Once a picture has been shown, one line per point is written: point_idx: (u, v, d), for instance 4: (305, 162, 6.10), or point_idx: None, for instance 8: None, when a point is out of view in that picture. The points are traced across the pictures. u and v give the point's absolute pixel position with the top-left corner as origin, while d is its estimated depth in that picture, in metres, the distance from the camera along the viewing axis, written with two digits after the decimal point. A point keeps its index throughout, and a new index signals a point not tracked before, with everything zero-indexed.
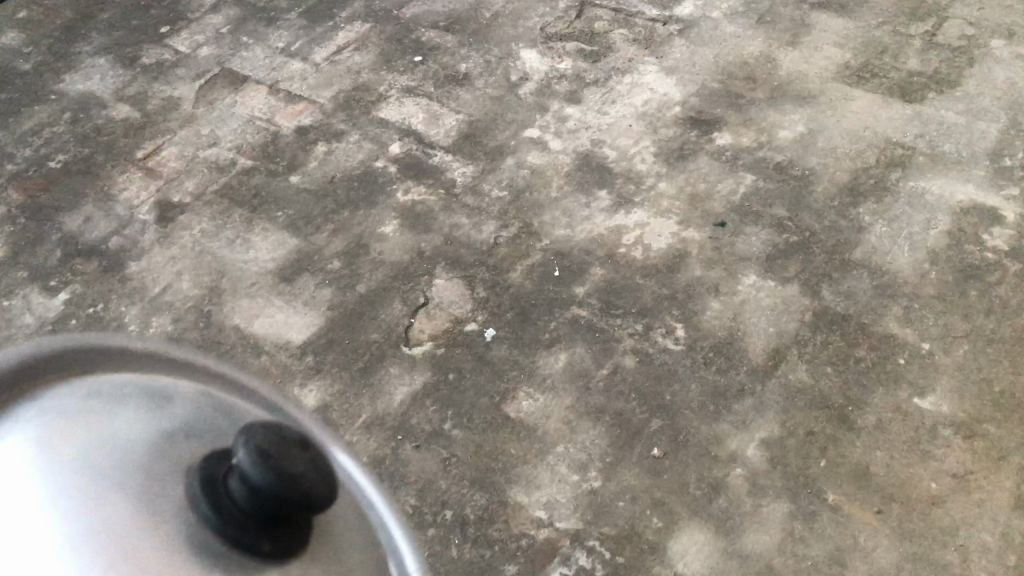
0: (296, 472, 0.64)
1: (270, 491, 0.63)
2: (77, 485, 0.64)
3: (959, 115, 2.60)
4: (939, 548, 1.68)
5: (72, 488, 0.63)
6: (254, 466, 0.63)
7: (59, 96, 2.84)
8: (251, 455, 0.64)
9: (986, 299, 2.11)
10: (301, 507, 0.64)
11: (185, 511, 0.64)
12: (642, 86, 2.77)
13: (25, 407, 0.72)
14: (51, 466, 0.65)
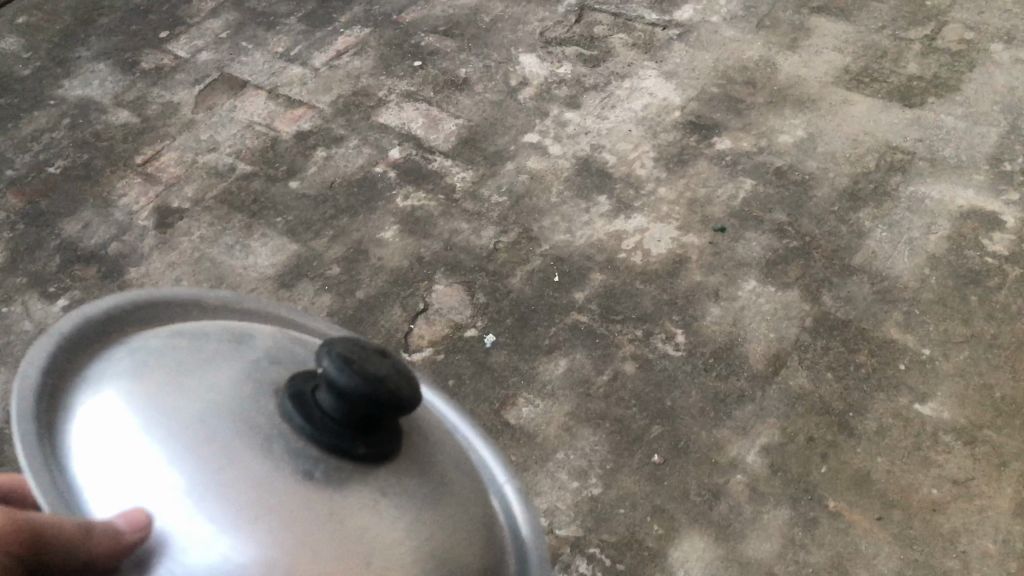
0: (379, 373, 0.72)
1: (356, 393, 0.70)
2: (214, 390, 0.77)
3: (959, 120, 2.60)
4: (940, 555, 1.68)
5: (212, 392, 0.77)
6: (341, 367, 0.71)
7: (58, 101, 2.84)
8: (337, 359, 0.71)
9: (986, 304, 2.10)
10: (386, 405, 0.71)
11: (291, 410, 0.75)
12: (642, 91, 2.77)
13: (138, 351, 0.83)
14: (189, 381, 0.78)
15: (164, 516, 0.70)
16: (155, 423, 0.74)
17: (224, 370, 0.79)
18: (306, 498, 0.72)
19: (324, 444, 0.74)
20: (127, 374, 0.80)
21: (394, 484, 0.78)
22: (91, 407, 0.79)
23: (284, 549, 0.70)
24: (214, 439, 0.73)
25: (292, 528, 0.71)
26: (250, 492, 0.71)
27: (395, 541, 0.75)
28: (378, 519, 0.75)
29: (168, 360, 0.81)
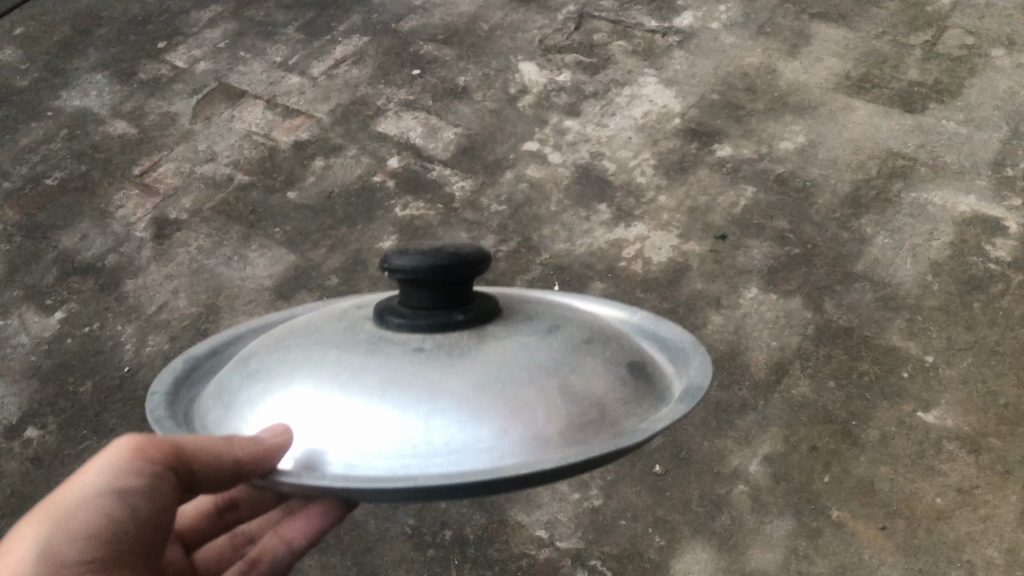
0: (436, 248, 0.84)
1: (424, 267, 0.82)
2: (316, 333, 0.89)
3: (960, 125, 2.58)
4: (944, 565, 1.66)
5: (314, 336, 0.89)
6: (400, 257, 0.84)
7: (56, 112, 2.83)
8: (398, 254, 0.84)
9: (989, 311, 2.08)
10: (451, 266, 0.82)
11: (391, 321, 0.86)
12: (642, 98, 2.75)
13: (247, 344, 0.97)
14: (292, 338, 0.90)
15: (311, 425, 0.80)
16: (274, 372, 0.86)
17: (320, 324, 0.92)
18: (423, 363, 0.81)
19: (430, 326, 0.84)
20: (235, 363, 0.93)
21: (515, 336, 0.85)
22: (214, 397, 0.92)
23: (426, 405, 0.78)
24: (327, 359, 0.84)
25: (430, 389, 0.79)
26: (380, 376, 0.80)
27: (534, 372, 0.81)
28: (508, 360, 0.82)
29: (269, 339, 0.94)
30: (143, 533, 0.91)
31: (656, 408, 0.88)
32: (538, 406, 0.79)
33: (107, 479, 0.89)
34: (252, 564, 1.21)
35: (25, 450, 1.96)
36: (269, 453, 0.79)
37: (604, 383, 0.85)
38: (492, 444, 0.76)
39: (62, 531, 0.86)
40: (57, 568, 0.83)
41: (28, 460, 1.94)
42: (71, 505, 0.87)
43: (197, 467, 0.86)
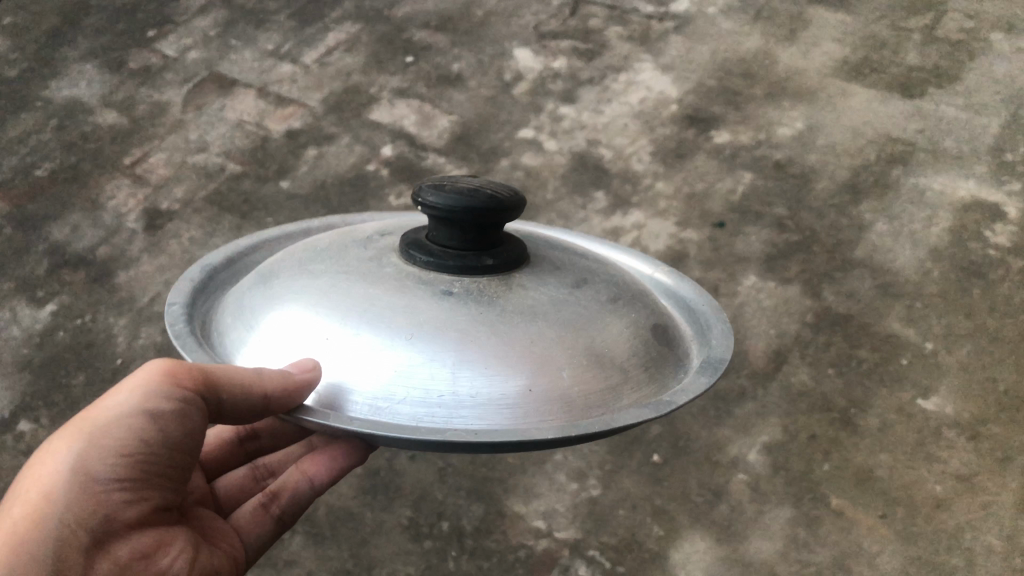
0: (473, 189, 0.82)
1: (460, 207, 0.80)
2: (340, 261, 0.86)
3: (959, 110, 2.56)
4: (944, 552, 1.65)
5: (339, 265, 0.86)
6: (435, 194, 0.82)
7: (45, 103, 2.79)
8: (433, 191, 0.82)
9: (989, 297, 2.07)
10: (489, 209, 0.80)
11: (417, 257, 0.84)
12: (638, 84, 2.73)
13: (262, 268, 0.93)
14: (316, 265, 0.87)
15: (338, 358, 0.78)
16: (299, 297, 0.83)
17: (344, 252, 0.89)
18: (450, 311, 0.79)
19: (458, 269, 0.83)
20: (255, 284, 0.90)
21: (543, 290, 0.84)
22: (233, 316, 0.89)
23: (456, 354, 0.76)
24: (354, 290, 0.81)
25: (460, 337, 0.77)
26: (409, 316, 0.78)
27: (561, 331, 0.81)
28: (537, 316, 0.81)
29: (290, 262, 0.90)
30: (171, 453, 0.91)
31: (677, 373, 0.88)
32: (564, 366, 0.79)
33: (139, 399, 0.88)
34: (273, 497, 1.16)
35: (17, 444, 1.94)
36: (300, 388, 0.76)
37: (629, 344, 0.85)
38: (516, 402, 0.76)
39: (94, 448, 0.86)
40: (89, 485, 0.85)
41: (20, 454, 1.92)
42: (102, 421, 0.87)
43: (227, 397, 0.84)
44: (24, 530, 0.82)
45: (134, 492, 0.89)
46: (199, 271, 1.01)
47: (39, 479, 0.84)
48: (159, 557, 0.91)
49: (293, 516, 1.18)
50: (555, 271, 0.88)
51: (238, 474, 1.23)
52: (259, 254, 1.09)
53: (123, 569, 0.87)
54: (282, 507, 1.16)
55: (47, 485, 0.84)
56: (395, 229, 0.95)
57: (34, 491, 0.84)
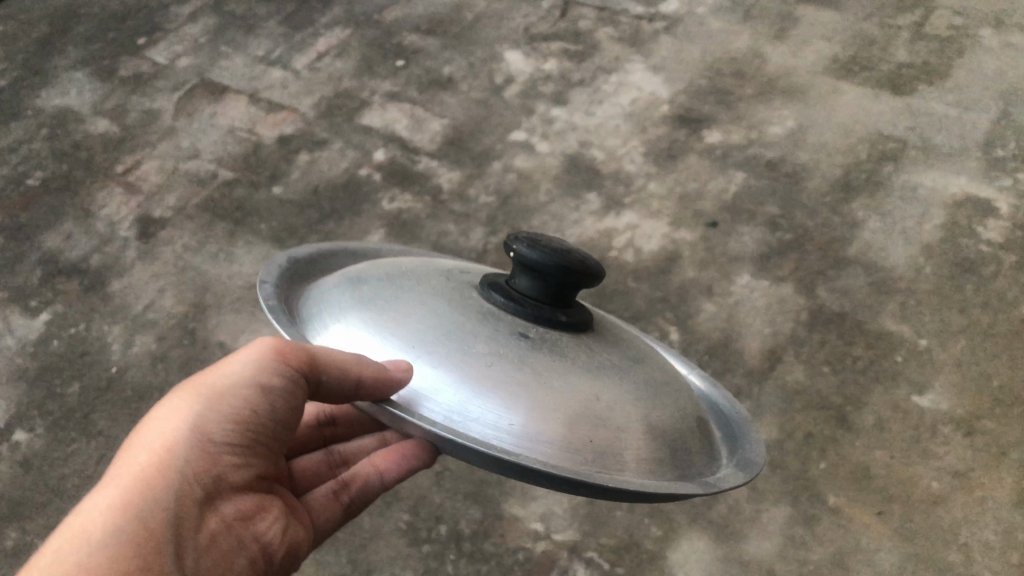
0: (564, 248, 0.89)
1: (549, 263, 0.87)
2: (427, 286, 0.93)
3: (950, 107, 2.57)
4: (941, 548, 1.65)
5: (424, 288, 0.93)
6: (529, 246, 0.88)
7: (35, 112, 2.79)
8: (526, 243, 0.89)
9: (982, 293, 2.08)
10: (574, 271, 0.87)
11: (495, 297, 0.91)
12: (629, 85, 2.73)
13: (347, 278, 1.00)
14: (403, 284, 0.95)
15: (423, 364, 0.83)
16: (388, 312, 0.90)
17: (426, 279, 0.96)
18: (528, 355, 0.84)
19: (534, 317, 0.90)
20: (345, 288, 0.97)
21: (605, 356, 0.91)
22: (321, 311, 0.96)
23: (533, 390, 0.81)
24: (440, 312, 0.88)
25: (537, 378, 0.83)
26: (491, 348, 0.84)
27: (621, 399, 0.87)
28: (602, 380, 0.87)
29: (377, 277, 0.98)
30: (272, 427, 0.98)
31: (712, 464, 0.94)
32: (623, 427, 0.84)
33: (251, 372, 0.93)
34: (343, 486, 1.20)
35: (13, 454, 1.93)
36: (393, 384, 0.80)
37: (673, 423, 0.92)
38: (579, 449, 0.80)
39: (212, 411, 0.93)
40: (206, 444, 0.92)
41: (17, 464, 1.91)
42: (218, 387, 0.94)
43: (324, 379, 0.87)
44: (150, 476, 0.88)
45: (242, 458, 0.96)
46: (287, 261, 1.08)
47: (163, 433, 0.91)
48: (256, 520, 0.99)
49: (359, 506, 1.22)
50: (614, 345, 0.95)
51: (315, 457, 1.27)
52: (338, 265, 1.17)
53: (228, 526, 0.94)
54: (351, 496, 1.20)
55: (171, 438, 0.90)
56: (473, 271, 1.04)
57: (156, 442, 0.90)
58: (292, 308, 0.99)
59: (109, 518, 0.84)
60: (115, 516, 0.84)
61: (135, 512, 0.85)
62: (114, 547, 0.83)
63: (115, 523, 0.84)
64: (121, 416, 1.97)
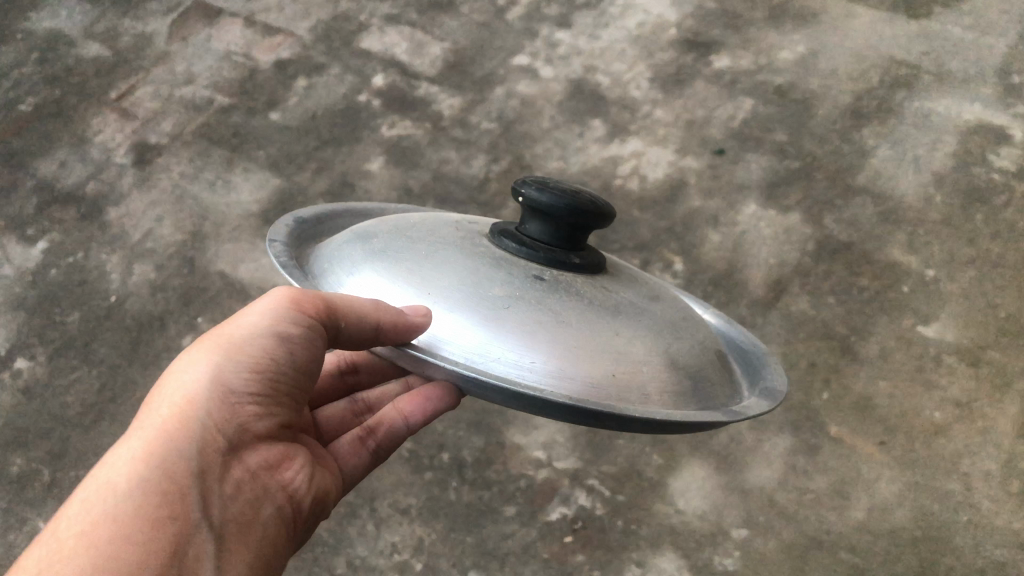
0: (573, 190, 0.86)
1: (560, 205, 0.84)
2: (438, 234, 0.90)
3: (967, 31, 2.49)
4: (942, 477, 1.66)
5: (435, 235, 0.90)
6: (538, 189, 0.86)
7: (25, 36, 2.72)
8: (535, 186, 0.86)
9: (992, 223, 2.04)
10: (585, 212, 0.85)
11: (507, 244, 0.88)
12: (636, 8, 2.64)
13: (354, 231, 0.97)
14: (413, 232, 0.92)
15: (440, 309, 0.80)
16: (400, 261, 0.87)
17: (437, 227, 0.93)
18: (543, 296, 0.82)
19: (547, 261, 0.87)
20: (355, 238, 0.94)
21: (620, 294, 0.88)
22: (333, 263, 0.93)
23: (552, 329, 0.79)
24: (453, 258, 0.85)
25: (554, 317, 0.80)
26: (508, 290, 0.81)
27: (640, 334, 0.84)
28: (619, 316, 0.84)
29: (386, 227, 0.95)
30: (295, 376, 0.93)
31: (732, 395, 0.92)
32: (644, 359, 0.82)
33: (270, 320, 0.89)
34: (369, 431, 1.16)
35: (15, 383, 1.94)
36: (412, 329, 0.78)
37: (694, 357, 0.89)
38: (603, 382, 0.78)
39: (230, 361, 0.88)
40: (226, 394, 0.87)
41: (19, 392, 1.92)
42: (238, 336, 0.89)
43: (344, 325, 0.83)
44: (172, 428, 0.83)
45: (265, 407, 0.91)
46: (293, 220, 1.05)
47: (185, 384, 0.86)
48: (283, 469, 0.94)
49: (388, 450, 1.18)
50: (625, 283, 0.93)
51: (339, 406, 1.24)
52: (343, 219, 1.15)
53: (254, 476, 0.89)
54: (378, 441, 1.16)
55: (191, 390, 0.85)
56: (483, 221, 1.01)
57: (178, 394, 0.85)
58: (302, 261, 0.96)
59: (132, 471, 0.80)
60: (139, 468, 0.80)
61: (158, 464, 0.80)
62: (138, 500, 0.78)
63: (138, 474, 0.79)
64: (122, 345, 1.96)
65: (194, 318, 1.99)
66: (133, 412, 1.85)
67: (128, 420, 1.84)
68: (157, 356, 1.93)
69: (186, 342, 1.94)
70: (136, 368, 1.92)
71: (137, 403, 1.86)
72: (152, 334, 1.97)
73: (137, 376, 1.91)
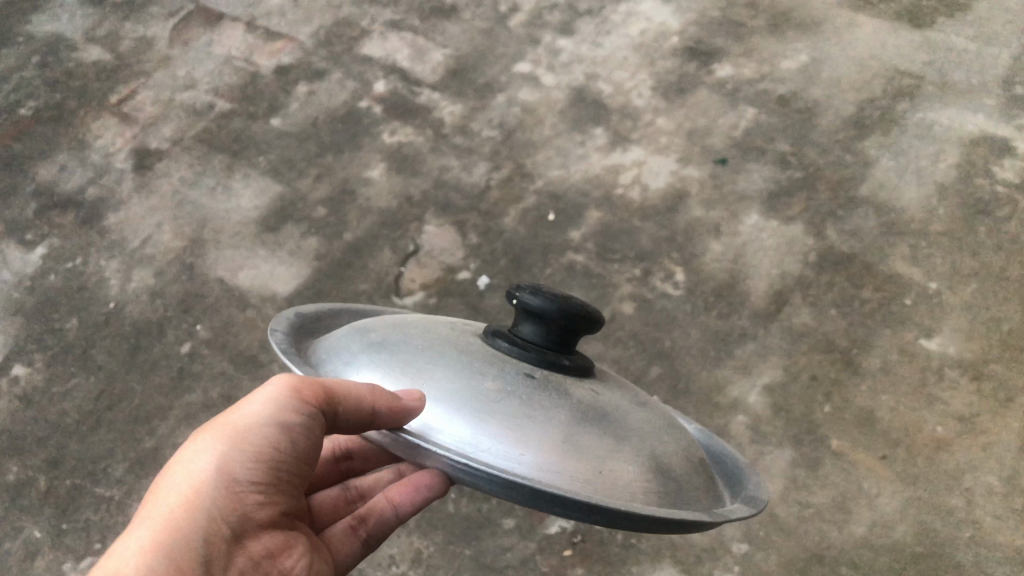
0: (565, 295, 0.88)
1: (552, 309, 0.86)
2: (434, 331, 0.92)
3: (970, 41, 2.48)
4: (944, 492, 1.65)
5: (432, 332, 0.92)
6: (532, 294, 0.88)
7: (26, 39, 2.71)
8: (529, 291, 0.89)
9: (994, 236, 2.03)
10: (575, 316, 0.87)
11: (499, 344, 0.89)
12: (638, 15, 2.64)
13: (351, 327, 0.99)
14: (410, 329, 0.93)
15: (434, 399, 0.81)
16: (397, 355, 0.89)
17: (432, 325, 0.94)
18: (534, 391, 0.83)
19: (538, 361, 0.88)
20: (353, 332, 0.96)
21: (606, 395, 0.89)
22: (331, 354, 0.94)
23: (540, 425, 0.79)
24: (449, 353, 0.86)
25: (543, 413, 0.81)
26: (501, 383, 0.82)
27: (625, 435, 0.84)
28: (606, 416, 0.85)
29: (382, 324, 0.96)
30: (296, 463, 0.95)
31: (716, 501, 0.91)
32: (630, 458, 0.82)
33: (271, 409, 0.90)
34: (360, 520, 1.17)
35: (12, 389, 1.93)
36: (406, 414, 0.79)
37: (678, 461, 0.89)
38: (590, 478, 0.78)
39: (234, 450, 0.90)
40: (230, 483, 0.90)
41: (17, 399, 1.91)
42: (241, 425, 0.91)
43: (342, 413, 0.84)
44: (179, 519, 0.86)
45: (267, 495, 0.94)
46: (296, 313, 1.08)
47: (192, 474, 0.90)
48: (284, 556, 0.97)
49: (379, 539, 1.19)
50: (611, 385, 0.93)
51: (331, 493, 1.24)
52: (344, 314, 1.17)
53: (256, 564, 0.92)
54: (370, 531, 1.17)
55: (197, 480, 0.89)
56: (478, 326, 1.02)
57: (185, 483, 0.89)
58: (302, 351, 0.98)
59: (141, 562, 0.83)
60: (148, 559, 0.83)
61: (165, 554, 0.84)
62: None
63: (147, 565, 0.83)
64: (120, 351, 1.96)
65: (193, 325, 1.98)
66: (130, 420, 1.85)
67: (125, 428, 1.84)
68: (156, 364, 1.92)
69: (185, 350, 1.94)
70: (133, 375, 1.91)
71: (135, 412, 1.86)
72: (150, 341, 1.96)
73: (135, 384, 1.90)
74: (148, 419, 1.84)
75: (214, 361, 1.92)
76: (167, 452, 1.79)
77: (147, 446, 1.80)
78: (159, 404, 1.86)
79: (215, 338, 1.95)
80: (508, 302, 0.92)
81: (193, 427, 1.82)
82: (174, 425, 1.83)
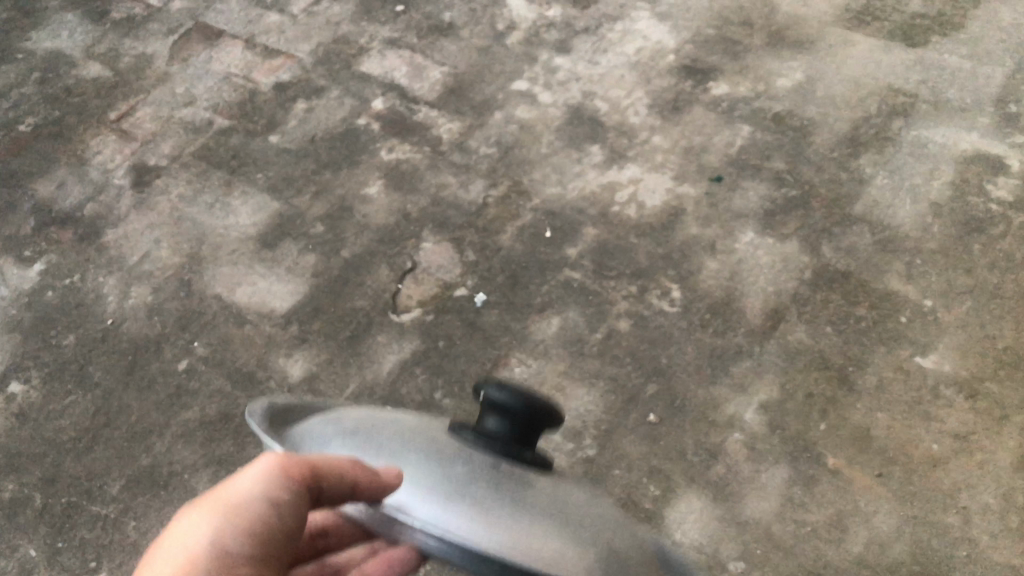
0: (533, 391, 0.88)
1: (518, 406, 0.86)
2: (409, 423, 0.95)
3: (963, 60, 2.50)
4: (940, 511, 1.65)
5: (407, 423, 0.95)
6: (500, 387, 0.88)
7: (26, 55, 2.73)
8: (497, 384, 0.88)
9: (989, 254, 2.04)
10: (540, 412, 0.87)
11: (465, 435, 0.90)
12: (634, 33, 2.66)
13: (329, 413, 1.02)
14: (386, 420, 0.96)
15: (408, 479, 0.85)
16: (373, 444, 0.92)
17: (407, 416, 0.97)
18: (502, 480, 0.85)
19: (503, 454, 0.88)
20: (333, 419, 0.99)
21: (568, 489, 0.90)
22: (312, 438, 0.97)
23: (506, 511, 0.82)
24: (422, 443, 0.89)
25: (509, 500, 0.83)
26: (467, 469, 0.85)
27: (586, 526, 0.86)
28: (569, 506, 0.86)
29: (360, 413, 0.99)
30: (286, 543, 0.95)
31: None
32: (588, 543, 0.84)
33: (260, 485, 0.92)
34: None
35: (9, 406, 1.93)
36: (386, 488, 0.83)
37: (634, 555, 0.90)
38: (551, 561, 0.80)
39: (227, 524, 0.91)
40: (225, 555, 0.90)
41: (13, 416, 1.91)
42: (234, 499, 0.93)
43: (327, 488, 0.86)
44: None
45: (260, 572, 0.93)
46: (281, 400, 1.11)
47: (188, 543, 0.91)
48: None
49: None
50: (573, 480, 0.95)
51: None
52: None
53: None
54: None
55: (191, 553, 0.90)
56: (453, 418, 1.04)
57: (179, 556, 0.90)
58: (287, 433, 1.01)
59: None
60: None
61: None
62: None
63: None
64: (117, 368, 1.96)
65: (190, 342, 1.99)
66: (127, 437, 1.85)
67: (122, 446, 1.84)
68: (153, 381, 1.93)
69: (182, 367, 1.94)
70: (131, 392, 1.92)
71: (132, 428, 1.86)
72: (148, 358, 1.97)
73: (132, 401, 1.90)
74: (145, 435, 1.85)
75: (212, 378, 1.92)
76: (164, 470, 1.79)
77: (144, 464, 1.81)
78: (157, 421, 1.86)
79: (213, 355, 1.96)
80: (478, 393, 0.92)
81: (189, 444, 1.82)
82: (171, 442, 1.83)
